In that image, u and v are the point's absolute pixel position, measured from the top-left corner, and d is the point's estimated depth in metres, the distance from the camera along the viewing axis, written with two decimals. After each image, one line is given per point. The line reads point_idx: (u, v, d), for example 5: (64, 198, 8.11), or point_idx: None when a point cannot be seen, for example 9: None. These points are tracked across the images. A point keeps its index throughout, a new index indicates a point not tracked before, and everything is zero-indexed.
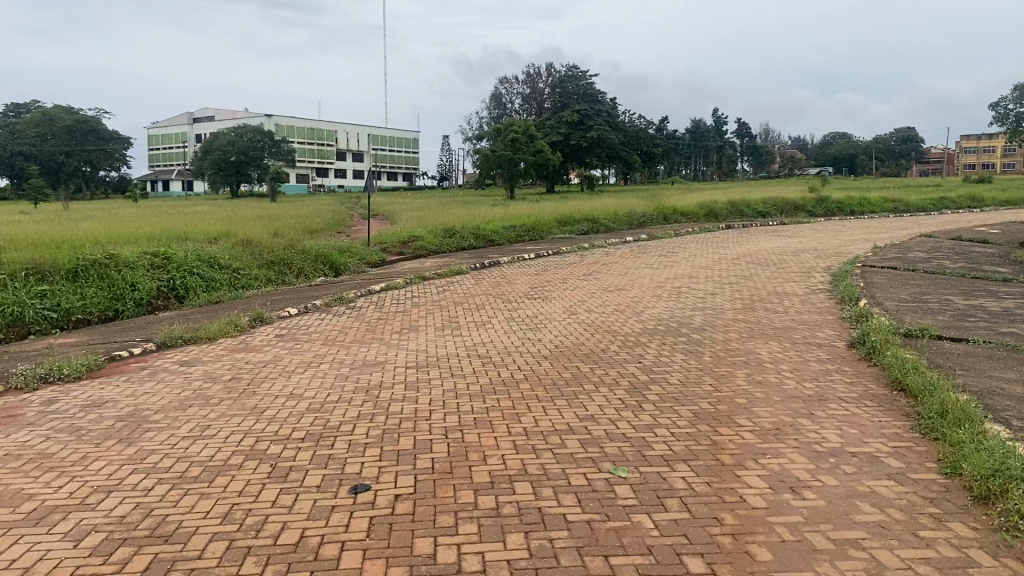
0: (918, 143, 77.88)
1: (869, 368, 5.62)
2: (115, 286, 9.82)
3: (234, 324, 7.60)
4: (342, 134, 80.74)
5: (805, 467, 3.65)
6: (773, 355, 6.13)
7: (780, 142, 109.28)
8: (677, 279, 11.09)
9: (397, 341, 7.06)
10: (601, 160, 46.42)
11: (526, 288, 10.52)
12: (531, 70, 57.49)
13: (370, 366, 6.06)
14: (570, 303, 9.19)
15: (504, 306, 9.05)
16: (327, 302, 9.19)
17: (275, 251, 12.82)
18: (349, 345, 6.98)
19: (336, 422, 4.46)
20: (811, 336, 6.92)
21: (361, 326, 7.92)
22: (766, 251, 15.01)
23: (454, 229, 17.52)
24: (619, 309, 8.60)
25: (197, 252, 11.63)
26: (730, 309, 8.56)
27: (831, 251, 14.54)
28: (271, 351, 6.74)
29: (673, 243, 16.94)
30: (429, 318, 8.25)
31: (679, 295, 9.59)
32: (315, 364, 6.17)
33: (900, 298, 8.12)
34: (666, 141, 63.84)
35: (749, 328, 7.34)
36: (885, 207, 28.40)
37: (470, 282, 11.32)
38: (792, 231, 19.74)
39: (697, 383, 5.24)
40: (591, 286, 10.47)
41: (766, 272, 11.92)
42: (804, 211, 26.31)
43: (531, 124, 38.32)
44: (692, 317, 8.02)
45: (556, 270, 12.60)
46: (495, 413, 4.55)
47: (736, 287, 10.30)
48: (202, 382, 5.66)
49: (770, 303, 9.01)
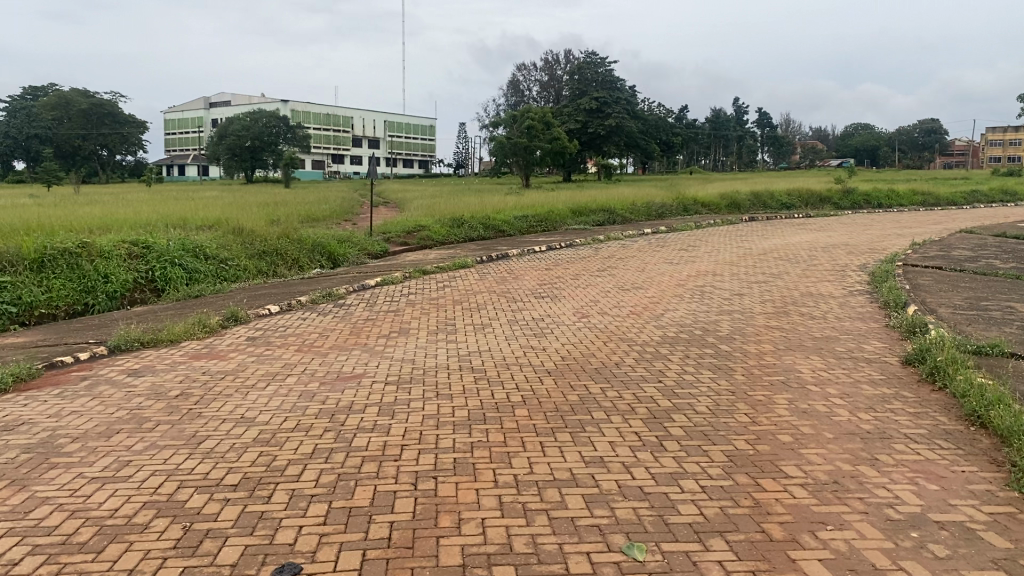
0: (943, 136, 76.24)
1: (935, 396, 4.69)
2: (86, 278, 9.04)
3: (202, 324, 6.79)
4: (358, 120, 79.96)
5: (881, 548, 2.74)
6: (817, 374, 5.21)
7: (802, 133, 107.70)
8: (701, 276, 10.19)
9: (381, 348, 6.19)
10: (619, 149, 45.43)
11: (534, 285, 9.65)
12: (549, 56, 56.48)
13: (343, 380, 5.20)
14: (582, 303, 8.31)
15: (508, 306, 8.18)
16: (314, 299, 8.35)
17: (268, 241, 11.98)
18: (326, 351, 6.12)
19: (283, 462, 3.61)
20: (857, 350, 6.01)
21: (345, 328, 7.06)
22: (794, 246, 14.05)
23: (464, 218, 16.66)
24: (636, 312, 7.70)
25: (183, 240, 10.82)
26: (760, 313, 7.65)
27: (865, 247, 13.56)
28: (236, 359, 5.89)
29: (695, 236, 15.98)
30: (424, 320, 7.39)
31: (702, 295, 8.69)
32: (282, 376, 5.32)
33: (955, 305, 7.16)
34: (685, 129, 62.71)
35: (784, 339, 6.41)
36: (914, 199, 27.28)
37: (474, 277, 10.44)
38: (820, 224, 18.72)
39: (729, 413, 4.33)
40: (606, 284, 9.59)
41: (797, 270, 10.99)
42: (831, 203, 25.24)
43: (548, 110, 37.37)
44: (719, 323, 7.10)
45: (568, 264, 11.68)
46: (480, 452, 3.67)
47: (766, 287, 9.38)
48: (144, 399, 4.83)
49: (805, 307, 8.08)
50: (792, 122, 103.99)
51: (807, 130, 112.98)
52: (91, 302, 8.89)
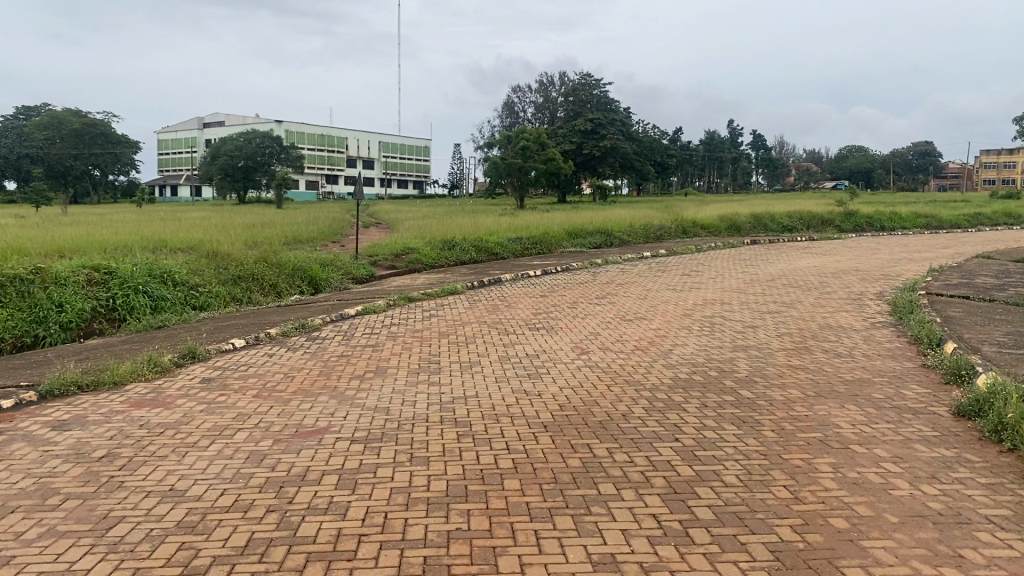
0: (937, 159, 76.04)
1: (1008, 462, 3.90)
2: (38, 307, 8.28)
3: (152, 364, 6.01)
4: (352, 140, 79.40)
5: None
6: (859, 431, 4.43)
7: (797, 155, 107.67)
8: (709, 306, 9.45)
9: (353, 393, 5.41)
10: (614, 170, 44.96)
11: (527, 314, 8.88)
12: (545, 78, 56.11)
13: (303, 437, 4.41)
14: (581, 335, 7.54)
15: (499, 339, 7.39)
16: (285, 331, 7.58)
17: (244, 265, 11.23)
18: (288, 398, 5.31)
19: (203, 564, 2.83)
20: (898, 397, 5.24)
21: (315, 367, 6.27)
22: (803, 271, 13.33)
23: (454, 241, 15.91)
24: (642, 347, 6.92)
25: (150, 265, 10.04)
26: (780, 349, 6.89)
27: (876, 273, 12.85)
28: (182, 408, 5.08)
29: (696, 260, 15.26)
30: (406, 356, 6.61)
31: (713, 327, 7.93)
32: (230, 432, 4.52)
33: (999, 343, 6.41)
34: (680, 151, 62.31)
35: (812, 383, 5.63)
36: (917, 222, 26.62)
37: (463, 304, 9.68)
38: (825, 248, 18.03)
39: (764, 487, 3.56)
40: (606, 314, 8.84)
41: (811, 298, 10.25)
42: (833, 225, 24.57)
43: (543, 131, 36.75)
44: (735, 361, 6.35)
45: (565, 290, 10.93)
46: (457, 547, 2.90)
47: (780, 318, 8.64)
48: (59, 462, 4.01)
49: (826, 341, 7.32)
50: (785, 143, 104.06)
51: (802, 153, 112.95)
52: (42, 334, 8.09)
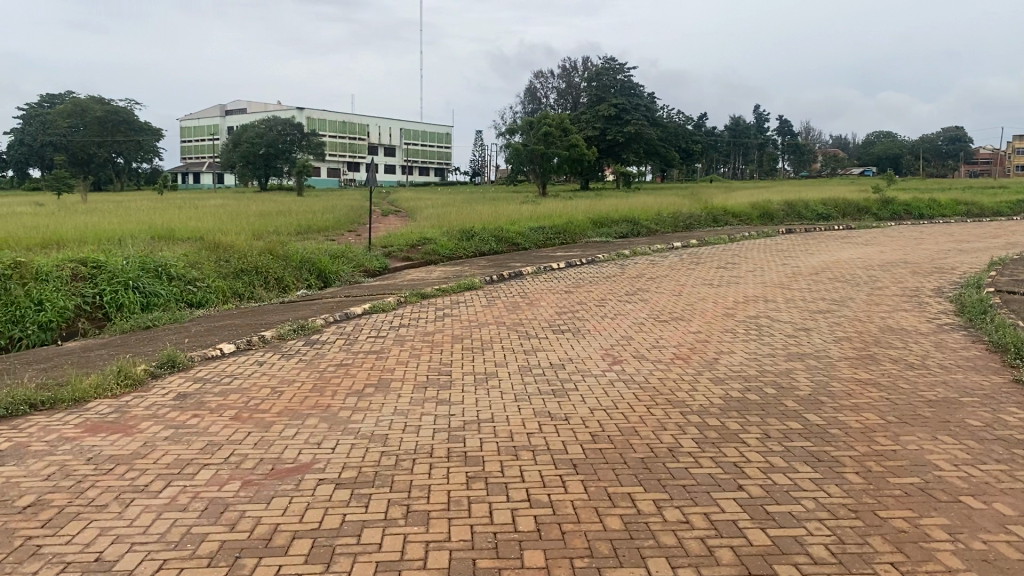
0: (968, 144, 74.06)
1: None
2: (15, 306, 7.54)
3: (122, 376, 5.24)
4: (373, 128, 78.76)
5: None
6: (967, 477, 3.55)
7: (824, 141, 105.62)
8: (751, 304, 8.56)
9: (347, 415, 4.60)
10: (638, 156, 43.91)
11: (550, 314, 8.02)
12: (567, 63, 55.03)
13: (280, 479, 3.61)
14: (612, 340, 6.69)
15: (520, 344, 6.56)
16: (281, 334, 6.79)
17: (247, 258, 10.47)
18: (270, 422, 4.50)
19: None
20: (1000, 425, 4.34)
21: (310, 379, 5.46)
22: (848, 264, 12.39)
23: (473, 230, 15.07)
24: (682, 356, 6.05)
25: (144, 258, 9.30)
26: (841, 359, 6.01)
27: (928, 266, 11.87)
28: (143, 436, 4.27)
29: (730, 251, 14.34)
30: (414, 367, 5.79)
31: (760, 331, 7.06)
32: (192, 471, 3.71)
33: None
34: (704, 137, 61.15)
35: (891, 405, 4.74)
36: (957, 210, 25.44)
37: (480, 303, 8.86)
38: (866, 238, 17.01)
39: (865, 565, 2.71)
40: (638, 314, 7.98)
41: (862, 295, 9.34)
42: (870, 213, 23.45)
43: (566, 116, 35.77)
44: (792, 375, 5.48)
45: (592, 286, 10.09)
46: None
47: (834, 320, 7.74)
48: None
49: (893, 349, 6.40)
50: (812, 129, 102.06)
51: (828, 139, 110.73)
52: (18, 335, 7.36)
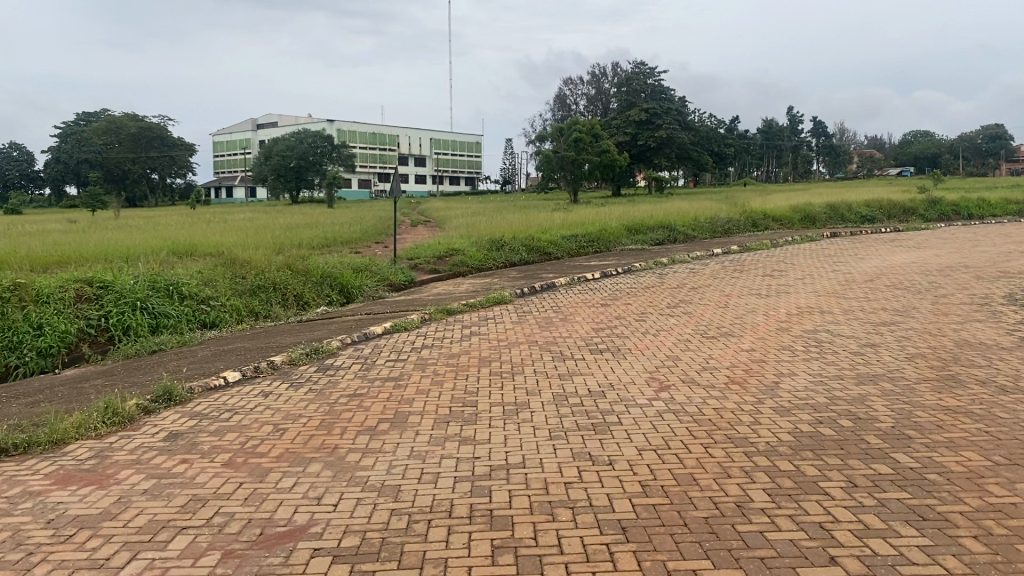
0: (1011, 142, 72.05)
1: None
2: (12, 331, 7.06)
3: (109, 414, 4.68)
4: (403, 138, 78.64)
5: None
6: None
7: (859, 143, 103.61)
8: (807, 316, 7.82)
9: (356, 461, 3.97)
10: (671, 161, 43.10)
11: (586, 331, 7.35)
12: (597, 70, 54.39)
13: (267, 549, 2.99)
14: (657, 361, 6.00)
15: (555, 368, 5.90)
16: (292, 359, 6.20)
17: (263, 274, 9.93)
18: (266, 470, 3.89)
19: None
20: None
21: (319, 414, 4.85)
22: (904, 270, 11.56)
23: (503, 240, 14.46)
24: (738, 380, 5.35)
25: (154, 276, 8.80)
26: (922, 381, 5.27)
27: (992, 270, 11.01)
28: (119, 489, 3.68)
29: (775, 257, 13.57)
30: (436, 397, 5.16)
31: (822, 348, 6.34)
32: (164, 539, 3.10)
33: None
34: (737, 140, 60.15)
35: (994, 441, 4.01)
36: (1008, 209, 24.31)
37: (510, 318, 8.20)
38: (917, 241, 16.10)
39: None
40: (683, 329, 7.28)
41: (928, 303, 8.54)
42: (916, 214, 22.44)
43: (597, 122, 35.06)
44: (869, 402, 4.75)
45: (630, 298, 9.38)
46: None
47: (902, 333, 6.97)
48: None
49: (977, 368, 5.65)
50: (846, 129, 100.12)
51: (863, 141, 108.60)
52: (15, 362, 6.87)
